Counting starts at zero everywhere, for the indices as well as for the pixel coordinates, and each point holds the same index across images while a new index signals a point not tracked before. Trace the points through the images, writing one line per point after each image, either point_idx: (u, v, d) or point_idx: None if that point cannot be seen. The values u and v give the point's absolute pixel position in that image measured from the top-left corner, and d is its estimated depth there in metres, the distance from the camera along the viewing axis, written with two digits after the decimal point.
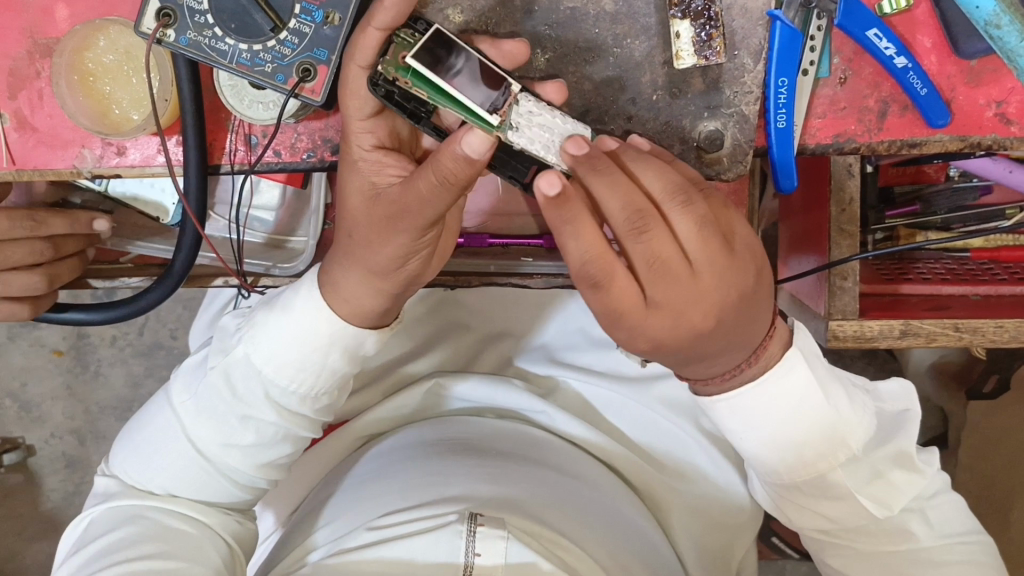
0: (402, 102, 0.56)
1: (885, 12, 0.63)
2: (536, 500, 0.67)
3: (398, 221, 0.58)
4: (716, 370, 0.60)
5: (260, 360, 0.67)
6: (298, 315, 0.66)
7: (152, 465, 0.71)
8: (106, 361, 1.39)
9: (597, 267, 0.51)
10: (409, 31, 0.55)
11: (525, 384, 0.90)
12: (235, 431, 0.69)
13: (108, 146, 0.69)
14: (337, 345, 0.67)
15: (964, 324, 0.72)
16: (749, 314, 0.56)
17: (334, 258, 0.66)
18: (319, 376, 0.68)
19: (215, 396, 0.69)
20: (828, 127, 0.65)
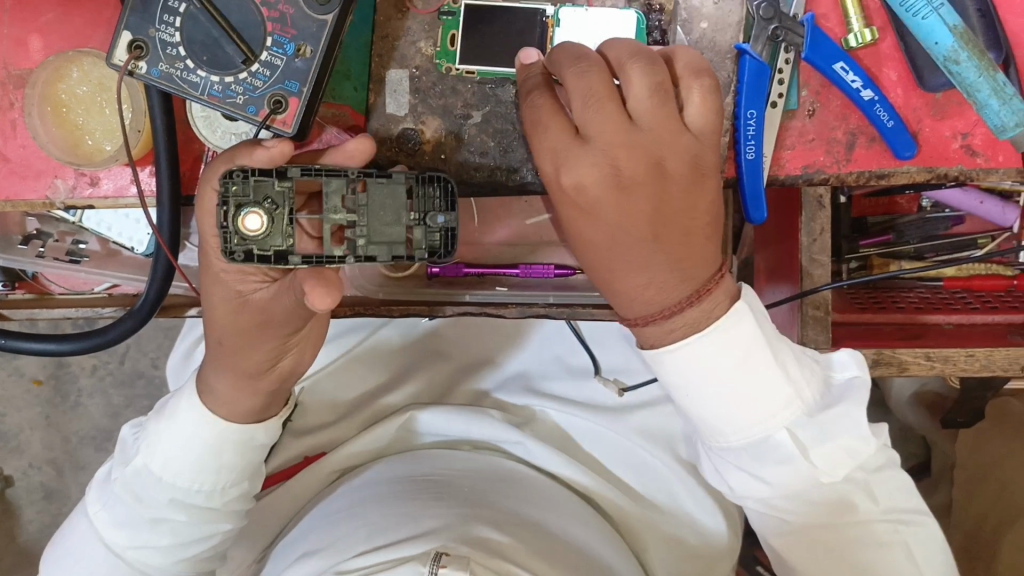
0: (263, 253, 0.54)
1: (851, 45, 0.64)
2: (512, 544, 0.66)
3: (263, 326, 0.62)
4: (652, 296, 0.58)
5: (158, 469, 0.68)
6: (185, 423, 0.67)
7: (80, 570, 0.71)
8: (86, 391, 1.38)
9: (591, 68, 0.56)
10: (234, 187, 0.54)
11: (503, 414, 0.90)
12: (149, 538, 0.70)
13: (80, 176, 0.69)
14: (229, 442, 0.68)
15: (936, 353, 0.72)
16: (691, 239, 0.58)
17: (209, 366, 0.66)
18: (218, 472, 0.69)
19: (122, 507, 0.70)
20: (798, 158, 0.66)
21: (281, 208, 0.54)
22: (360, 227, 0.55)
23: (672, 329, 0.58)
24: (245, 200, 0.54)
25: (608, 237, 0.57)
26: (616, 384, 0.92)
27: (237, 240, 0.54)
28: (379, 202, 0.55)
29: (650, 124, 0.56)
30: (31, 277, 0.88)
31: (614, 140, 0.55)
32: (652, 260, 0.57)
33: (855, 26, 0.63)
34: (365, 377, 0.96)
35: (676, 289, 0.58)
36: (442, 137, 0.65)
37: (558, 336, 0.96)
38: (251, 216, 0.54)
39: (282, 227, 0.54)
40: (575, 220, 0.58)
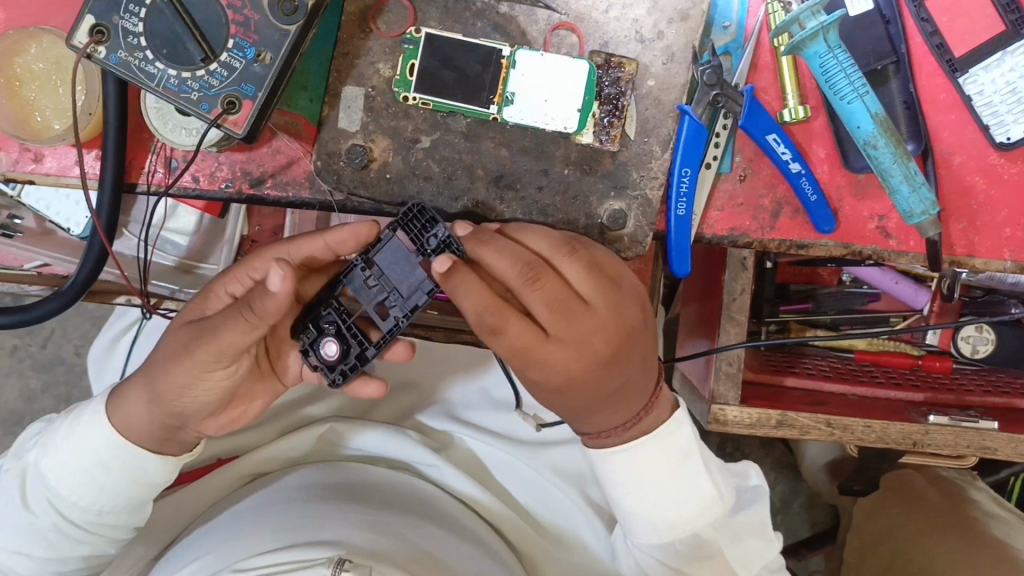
0: (350, 364, 0.61)
1: (785, 120, 0.68)
2: (394, 554, 0.65)
3: (191, 353, 0.63)
4: (604, 426, 0.68)
5: (51, 474, 0.70)
6: (87, 434, 0.70)
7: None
8: (3, 371, 1.35)
9: (486, 319, 0.59)
10: (304, 338, 0.62)
11: (421, 436, 0.91)
12: (23, 543, 0.71)
13: (24, 151, 0.69)
14: (114, 463, 0.70)
15: (837, 421, 0.76)
16: (618, 375, 0.64)
17: (132, 387, 0.68)
18: (99, 486, 0.70)
19: (5, 506, 0.71)
20: (725, 220, 0.69)
21: (340, 326, 0.62)
22: (393, 289, 0.60)
23: (626, 435, 0.69)
24: (314, 339, 0.62)
25: (556, 406, 0.66)
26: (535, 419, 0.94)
27: (330, 369, 0.61)
28: (389, 263, 0.60)
29: (564, 332, 0.61)
30: None
31: (528, 358, 0.61)
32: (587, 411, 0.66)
33: (791, 102, 0.67)
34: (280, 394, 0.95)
35: (624, 407, 0.67)
36: (389, 158, 0.67)
37: (483, 364, 0.97)
38: (327, 344, 0.61)
39: (349, 337, 0.61)
40: (539, 394, 0.66)
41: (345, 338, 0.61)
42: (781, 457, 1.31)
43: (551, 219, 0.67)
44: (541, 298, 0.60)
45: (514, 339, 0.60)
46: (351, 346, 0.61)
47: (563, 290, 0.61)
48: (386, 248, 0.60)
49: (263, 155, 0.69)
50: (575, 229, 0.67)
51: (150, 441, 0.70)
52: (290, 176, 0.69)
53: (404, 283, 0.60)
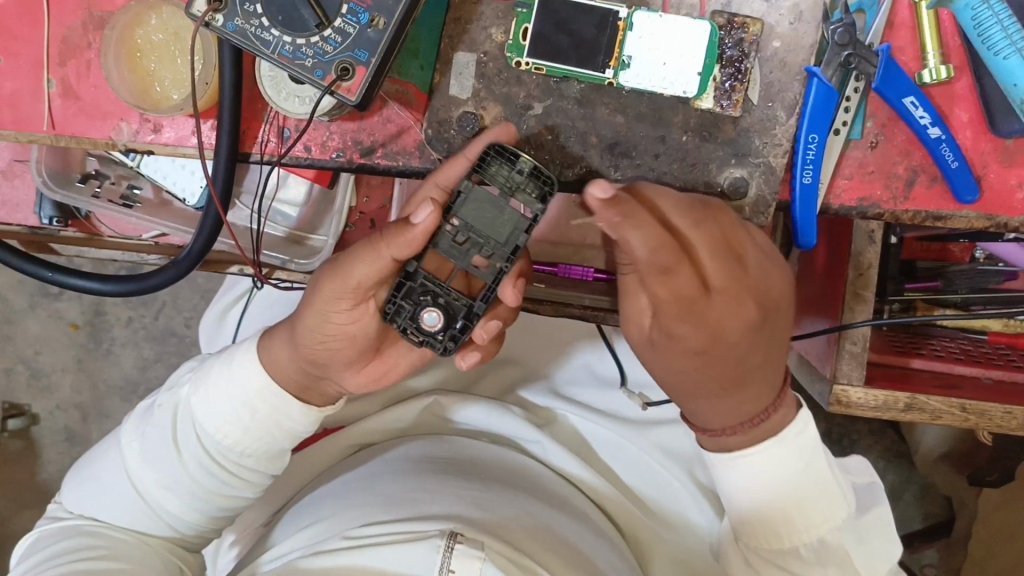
0: (459, 326, 0.60)
1: (924, 81, 0.63)
2: (511, 527, 0.66)
3: (325, 277, 0.63)
4: (727, 421, 0.63)
5: (200, 413, 0.70)
6: (239, 375, 0.69)
7: (95, 497, 0.74)
8: (119, 341, 1.40)
9: (663, 255, 0.54)
10: (400, 315, 0.60)
11: (525, 411, 0.90)
12: (169, 478, 0.72)
13: (145, 122, 0.70)
14: (264, 408, 0.70)
15: (972, 406, 0.72)
16: (759, 345, 0.59)
17: (278, 331, 0.69)
18: (246, 428, 0.70)
19: (156, 437, 0.72)
20: (855, 189, 0.65)
21: (437, 293, 0.60)
22: (482, 238, 0.58)
23: (757, 437, 0.63)
24: (415, 313, 0.60)
25: (685, 382, 0.60)
26: (642, 398, 0.91)
27: (440, 338, 0.60)
28: (471, 213, 0.58)
29: (722, 283, 0.56)
30: (84, 215, 0.90)
31: (689, 314, 0.56)
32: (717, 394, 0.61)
33: (932, 61, 0.62)
34: None
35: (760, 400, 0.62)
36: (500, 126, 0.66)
37: (590, 341, 0.94)
38: (427, 314, 0.60)
39: (452, 302, 0.60)
40: (666, 368, 0.60)
41: (447, 301, 0.60)
42: (893, 445, 1.25)
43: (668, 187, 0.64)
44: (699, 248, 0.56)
45: (680, 285, 0.55)
46: (459, 308, 0.60)
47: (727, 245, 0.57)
48: (466, 196, 0.58)
49: (374, 124, 0.68)
50: (693, 198, 0.64)
51: (292, 385, 0.70)
52: (400, 146, 0.68)
53: (498, 226, 0.58)
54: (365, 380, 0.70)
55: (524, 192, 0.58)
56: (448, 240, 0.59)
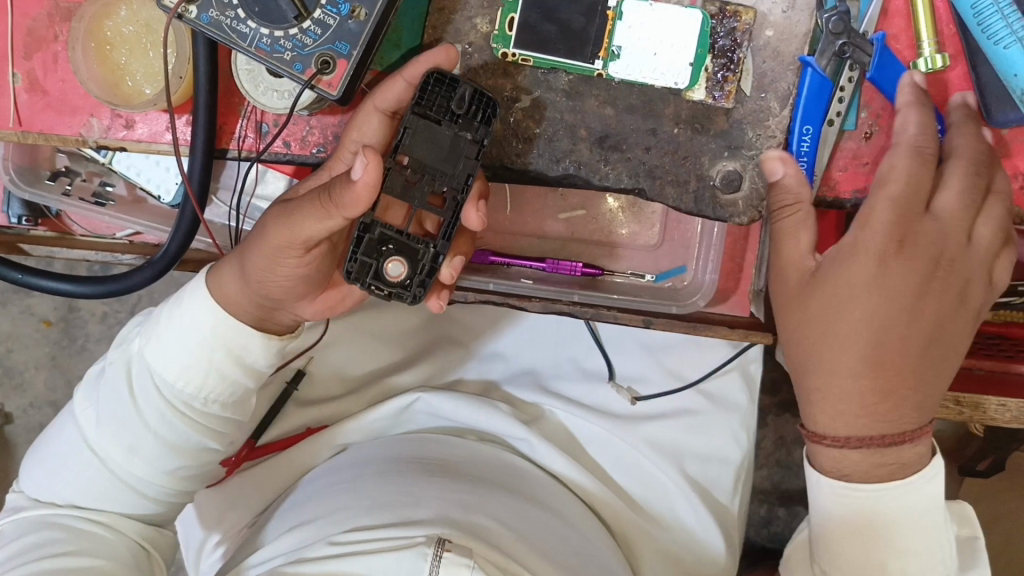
0: (425, 268, 0.58)
1: (920, 70, 0.62)
2: (500, 532, 0.64)
3: (275, 226, 0.60)
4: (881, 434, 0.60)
5: (155, 360, 0.65)
6: (190, 314, 0.65)
7: (57, 477, 0.68)
8: (94, 337, 1.36)
9: (901, 228, 0.59)
10: (363, 274, 0.57)
11: (511, 408, 0.88)
12: (134, 440, 0.66)
13: (116, 117, 0.68)
14: (223, 344, 0.65)
15: (966, 398, 0.72)
16: (935, 341, 0.61)
17: (227, 261, 0.66)
18: (206, 377, 0.65)
19: (115, 399, 0.67)
20: (849, 180, 0.64)
21: (397, 240, 0.57)
22: (434, 172, 0.56)
23: (883, 457, 0.60)
24: (379, 268, 0.57)
25: (869, 374, 0.59)
26: (630, 392, 0.90)
27: (410, 286, 0.58)
28: (419, 146, 0.56)
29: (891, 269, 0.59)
30: (55, 215, 0.87)
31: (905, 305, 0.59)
32: (893, 389, 0.60)
33: (927, 50, 0.61)
34: (378, 355, 0.93)
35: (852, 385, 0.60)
36: None
37: (576, 337, 0.93)
38: (391, 264, 0.57)
39: (413, 247, 0.57)
40: (843, 361, 0.60)
41: (410, 243, 0.57)
42: None
43: (660, 179, 0.63)
44: (972, 256, 0.61)
45: (893, 270, 0.59)
46: (423, 251, 0.57)
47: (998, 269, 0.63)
48: (409, 130, 0.55)
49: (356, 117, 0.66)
50: (686, 191, 0.63)
51: (251, 317, 0.66)
52: None
53: (448, 157, 0.56)
54: (323, 307, 0.70)
55: (465, 115, 0.56)
56: (399, 178, 0.56)
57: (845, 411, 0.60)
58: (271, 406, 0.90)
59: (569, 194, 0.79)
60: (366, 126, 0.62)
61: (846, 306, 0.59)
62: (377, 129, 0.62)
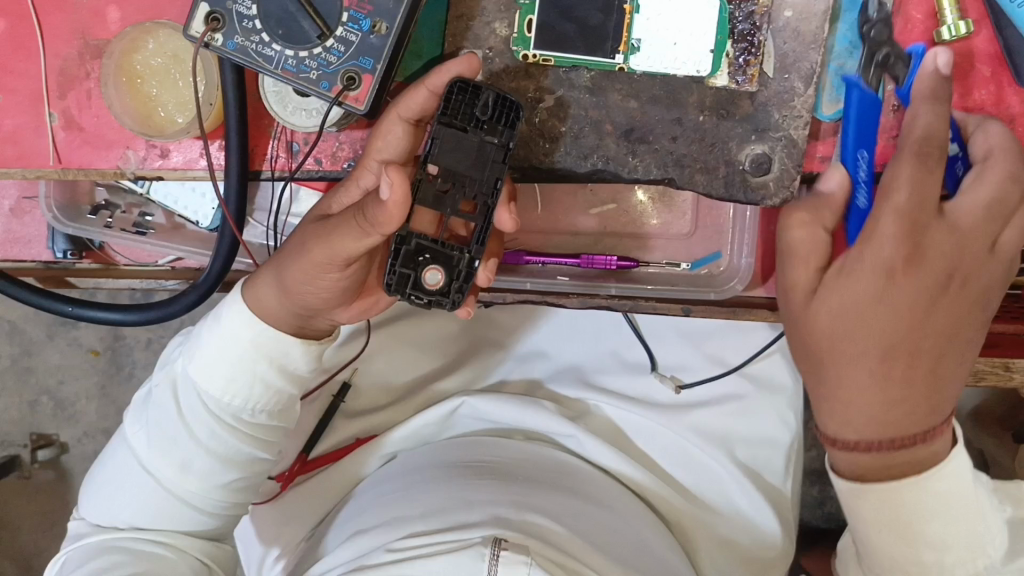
0: (463, 271, 0.58)
1: (944, 38, 0.61)
2: (555, 529, 0.65)
3: (313, 243, 0.61)
4: (885, 438, 0.55)
5: (199, 377, 0.66)
6: (227, 328, 0.66)
7: (117, 501, 0.70)
8: (141, 364, 1.39)
9: (926, 204, 0.53)
10: (403, 285, 0.58)
11: (556, 406, 0.88)
12: (186, 457, 0.68)
13: (151, 148, 0.69)
14: (264, 354, 0.66)
15: (1016, 365, 0.71)
16: (948, 338, 0.55)
17: (263, 271, 0.67)
18: (251, 388, 0.67)
19: (164, 418, 0.68)
20: (880, 155, 0.63)
21: (433, 248, 0.58)
22: (464, 178, 0.57)
23: (896, 458, 0.56)
24: (417, 278, 0.58)
25: (867, 376, 0.55)
26: (674, 381, 0.90)
27: (450, 291, 0.58)
28: (448, 155, 0.56)
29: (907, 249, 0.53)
30: (99, 248, 0.88)
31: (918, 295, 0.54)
32: (909, 394, 0.55)
33: (950, 18, 0.60)
34: (420, 362, 0.94)
35: (864, 393, 0.55)
36: None
37: (616, 330, 0.93)
38: (429, 273, 0.58)
39: (449, 254, 0.58)
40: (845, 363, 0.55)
41: (446, 249, 0.58)
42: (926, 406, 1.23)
43: (688, 168, 0.63)
44: (990, 248, 0.56)
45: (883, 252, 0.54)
46: (460, 255, 0.58)
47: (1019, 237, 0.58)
48: (434, 142, 0.56)
49: None
50: (715, 177, 0.63)
51: (289, 326, 0.67)
52: None
53: (476, 163, 0.57)
54: (357, 313, 0.69)
55: (489, 120, 0.57)
56: (430, 191, 0.57)
57: (854, 414, 0.56)
58: (319, 420, 0.92)
59: (598, 188, 0.79)
60: (387, 135, 0.62)
61: (857, 318, 0.54)
62: (401, 138, 0.63)
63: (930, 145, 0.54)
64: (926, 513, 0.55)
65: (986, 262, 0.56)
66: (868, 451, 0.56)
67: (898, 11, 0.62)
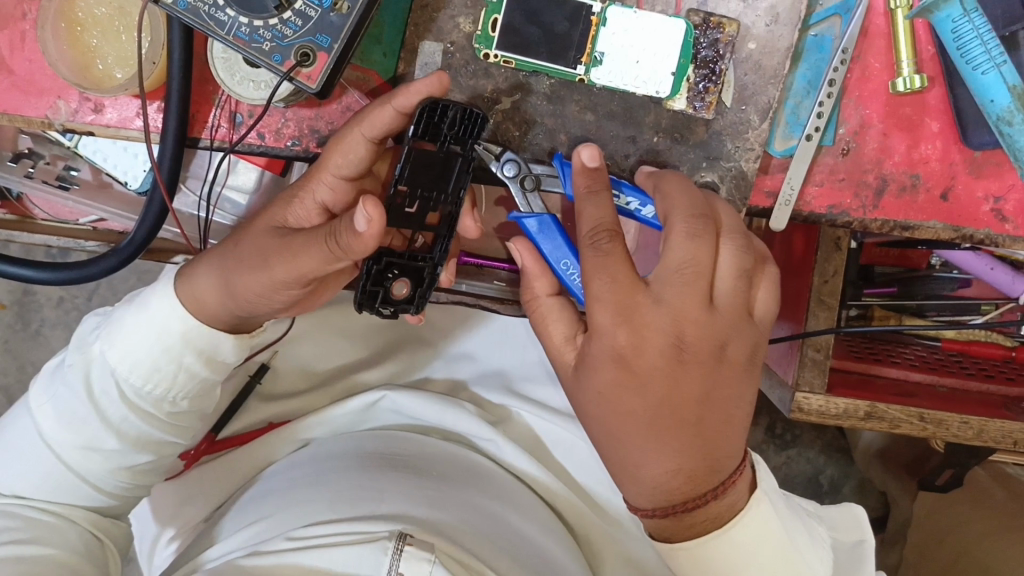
0: (427, 280, 0.60)
1: (898, 90, 0.62)
2: (465, 530, 0.63)
3: (277, 259, 0.59)
4: (672, 500, 0.54)
5: (119, 361, 0.63)
6: (156, 316, 0.63)
7: (6, 471, 0.65)
8: (49, 323, 1.33)
9: (600, 235, 0.53)
10: (372, 301, 0.58)
11: (478, 409, 0.87)
12: (94, 437, 0.64)
13: (85, 101, 0.66)
14: (192, 346, 0.64)
15: (930, 416, 0.72)
16: (720, 391, 0.54)
17: (204, 264, 0.64)
18: (175, 378, 0.64)
19: (71, 397, 0.64)
20: (824, 196, 0.64)
21: (400, 263, 0.58)
22: (430, 194, 0.56)
23: (688, 518, 0.55)
24: (386, 292, 0.58)
25: (613, 429, 0.54)
26: None
27: (416, 298, 0.60)
28: (414, 174, 0.55)
29: (663, 291, 0.53)
30: (15, 198, 0.85)
31: (633, 341, 0.52)
32: (685, 466, 0.53)
33: (906, 71, 0.61)
34: (344, 351, 0.92)
35: (647, 466, 0.53)
36: None
37: None
38: (397, 286, 0.58)
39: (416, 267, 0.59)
40: (595, 420, 0.55)
41: (413, 262, 0.58)
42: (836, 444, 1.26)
43: None
44: (686, 287, 0.53)
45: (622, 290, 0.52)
46: (425, 265, 0.59)
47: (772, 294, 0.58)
48: (407, 162, 0.54)
49: (333, 111, 0.65)
50: None
51: (225, 322, 0.65)
52: None
53: (442, 178, 0.56)
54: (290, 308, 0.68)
55: (456, 135, 0.56)
56: (399, 212, 0.56)
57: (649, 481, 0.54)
58: (232, 400, 0.88)
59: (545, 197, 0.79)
60: (345, 150, 0.60)
61: (623, 392, 0.53)
62: (362, 156, 0.60)
63: (599, 232, 0.53)
64: (740, 563, 0.55)
65: (700, 313, 0.53)
66: (664, 517, 0.54)
67: (858, 57, 0.63)
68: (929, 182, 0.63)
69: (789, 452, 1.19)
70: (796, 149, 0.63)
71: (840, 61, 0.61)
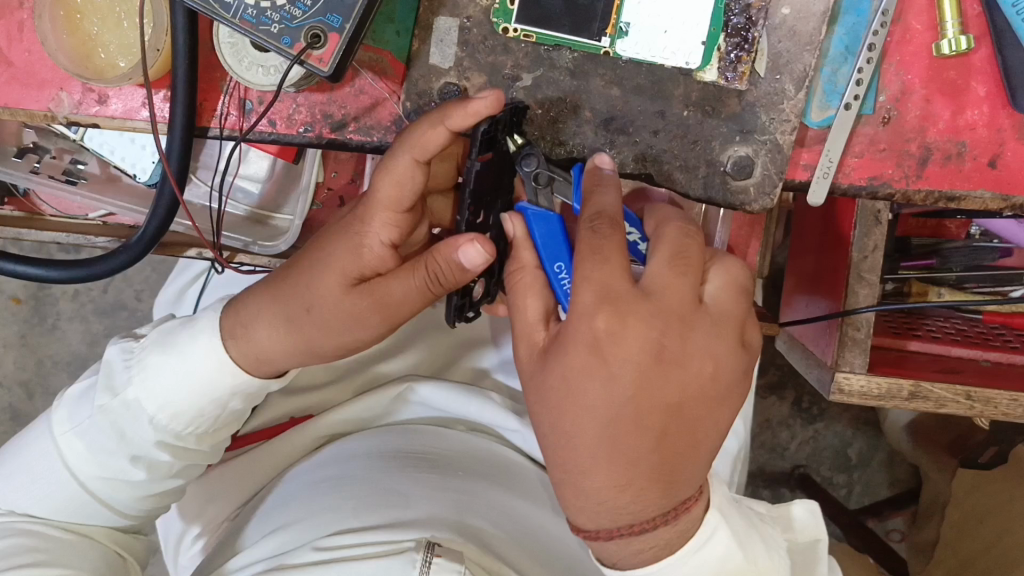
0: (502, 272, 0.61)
1: (943, 52, 0.59)
2: (500, 536, 0.62)
3: (374, 315, 0.57)
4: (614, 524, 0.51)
5: (157, 408, 0.62)
6: (200, 365, 0.61)
7: (22, 492, 0.63)
8: (65, 316, 1.31)
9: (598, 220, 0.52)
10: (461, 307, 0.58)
11: (503, 398, 0.84)
12: (125, 469, 0.63)
13: (88, 92, 0.63)
14: (238, 392, 0.63)
15: (977, 394, 0.69)
16: (709, 416, 0.52)
17: (257, 312, 0.60)
18: (215, 419, 0.64)
19: (100, 434, 0.62)
20: (865, 168, 0.60)
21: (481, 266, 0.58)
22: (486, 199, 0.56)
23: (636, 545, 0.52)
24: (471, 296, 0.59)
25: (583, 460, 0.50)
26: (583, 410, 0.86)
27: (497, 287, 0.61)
28: (482, 190, 0.55)
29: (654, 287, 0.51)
30: (23, 194, 0.85)
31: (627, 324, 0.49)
32: (633, 482, 0.50)
33: (950, 31, 0.58)
34: None
35: (590, 483, 0.50)
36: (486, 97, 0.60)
37: None
38: (479, 287, 0.59)
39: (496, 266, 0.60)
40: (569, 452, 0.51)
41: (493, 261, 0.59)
42: None
43: (668, 165, 0.60)
44: (677, 283, 0.51)
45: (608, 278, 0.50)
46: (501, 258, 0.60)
47: (737, 276, 0.54)
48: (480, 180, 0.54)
49: (346, 95, 0.62)
50: (695, 177, 0.60)
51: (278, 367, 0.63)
52: (375, 119, 0.62)
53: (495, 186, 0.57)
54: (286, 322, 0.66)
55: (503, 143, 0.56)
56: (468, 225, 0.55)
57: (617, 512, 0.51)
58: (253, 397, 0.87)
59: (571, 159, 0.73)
60: (397, 177, 0.55)
61: (573, 409, 0.50)
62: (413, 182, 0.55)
63: (598, 216, 0.52)
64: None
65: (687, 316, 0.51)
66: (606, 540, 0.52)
67: (897, 19, 0.60)
68: (976, 149, 0.60)
69: (817, 427, 1.17)
70: (834, 119, 0.60)
71: (881, 23, 0.58)
